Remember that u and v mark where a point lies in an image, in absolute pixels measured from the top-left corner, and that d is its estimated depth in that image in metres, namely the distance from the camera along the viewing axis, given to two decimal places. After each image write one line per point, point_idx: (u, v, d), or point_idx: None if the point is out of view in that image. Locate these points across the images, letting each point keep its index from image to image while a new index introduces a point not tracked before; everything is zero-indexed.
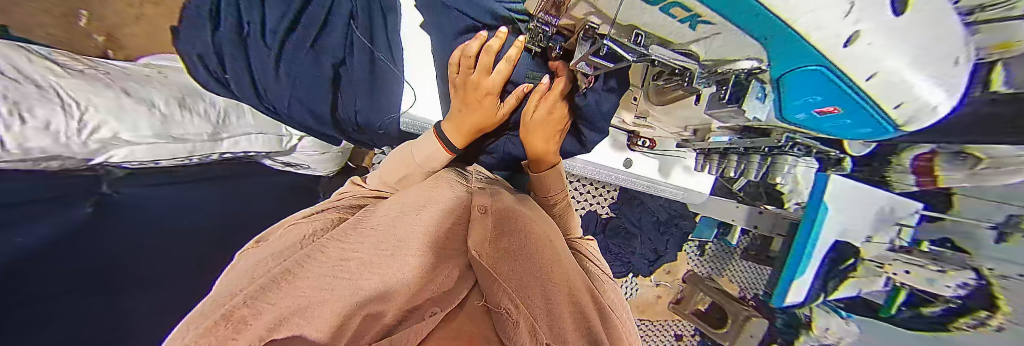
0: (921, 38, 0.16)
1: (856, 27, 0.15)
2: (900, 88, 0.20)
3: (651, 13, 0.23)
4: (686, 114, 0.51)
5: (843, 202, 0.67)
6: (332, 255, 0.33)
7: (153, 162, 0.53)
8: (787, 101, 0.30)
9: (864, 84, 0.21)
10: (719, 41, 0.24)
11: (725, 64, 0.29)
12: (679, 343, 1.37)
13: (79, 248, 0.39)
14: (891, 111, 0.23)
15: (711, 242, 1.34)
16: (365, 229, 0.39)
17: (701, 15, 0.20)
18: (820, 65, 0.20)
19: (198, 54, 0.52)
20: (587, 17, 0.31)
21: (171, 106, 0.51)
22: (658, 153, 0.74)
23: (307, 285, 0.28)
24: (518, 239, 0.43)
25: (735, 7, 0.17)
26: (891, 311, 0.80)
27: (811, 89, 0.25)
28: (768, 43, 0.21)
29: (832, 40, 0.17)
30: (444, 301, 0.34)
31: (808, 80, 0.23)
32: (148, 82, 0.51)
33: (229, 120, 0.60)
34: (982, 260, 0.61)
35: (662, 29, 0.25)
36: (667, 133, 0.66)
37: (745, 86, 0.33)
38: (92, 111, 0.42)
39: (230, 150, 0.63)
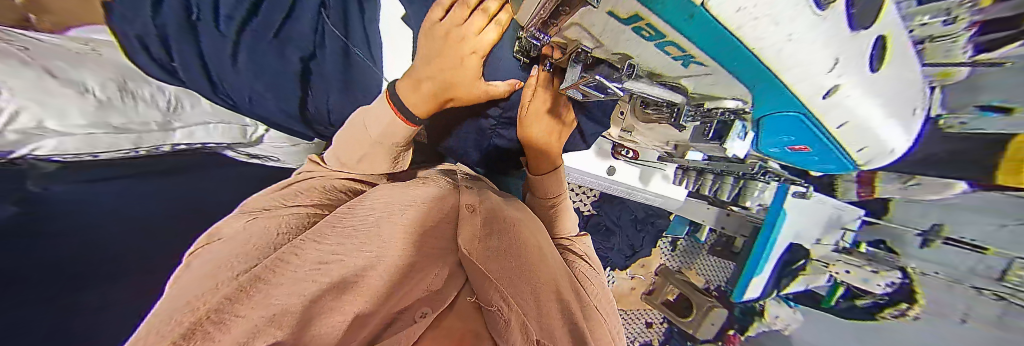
0: (881, 90, 0.18)
1: (838, 81, 0.16)
2: (862, 131, 0.22)
3: (645, 47, 0.22)
4: (668, 132, 0.52)
5: (800, 209, 0.73)
6: (310, 257, 0.30)
7: (92, 154, 0.47)
8: (765, 137, 0.31)
9: (837, 131, 0.22)
10: (709, 80, 0.24)
11: (712, 100, 0.30)
12: (649, 329, 1.48)
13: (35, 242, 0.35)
14: (857, 154, 0.26)
15: (682, 238, 1.43)
16: (344, 229, 0.35)
17: (694, 57, 0.19)
18: (799, 113, 0.21)
19: (138, 36, 0.47)
20: (580, 40, 0.28)
21: (108, 91, 0.49)
22: (640, 162, 0.76)
23: (282, 292, 0.25)
24: (509, 238, 0.43)
25: (728, 58, 0.17)
26: (831, 302, 0.91)
27: (785, 132, 0.26)
28: (750, 91, 0.21)
29: (813, 94, 0.18)
30: (434, 301, 0.33)
31: (782, 126, 0.25)
32: (81, 62, 0.48)
33: (182, 108, 0.59)
34: (908, 259, 0.73)
35: (652, 62, 0.25)
36: (648, 145, 0.66)
37: (727, 126, 0.33)
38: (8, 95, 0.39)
39: (186, 143, 0.60)
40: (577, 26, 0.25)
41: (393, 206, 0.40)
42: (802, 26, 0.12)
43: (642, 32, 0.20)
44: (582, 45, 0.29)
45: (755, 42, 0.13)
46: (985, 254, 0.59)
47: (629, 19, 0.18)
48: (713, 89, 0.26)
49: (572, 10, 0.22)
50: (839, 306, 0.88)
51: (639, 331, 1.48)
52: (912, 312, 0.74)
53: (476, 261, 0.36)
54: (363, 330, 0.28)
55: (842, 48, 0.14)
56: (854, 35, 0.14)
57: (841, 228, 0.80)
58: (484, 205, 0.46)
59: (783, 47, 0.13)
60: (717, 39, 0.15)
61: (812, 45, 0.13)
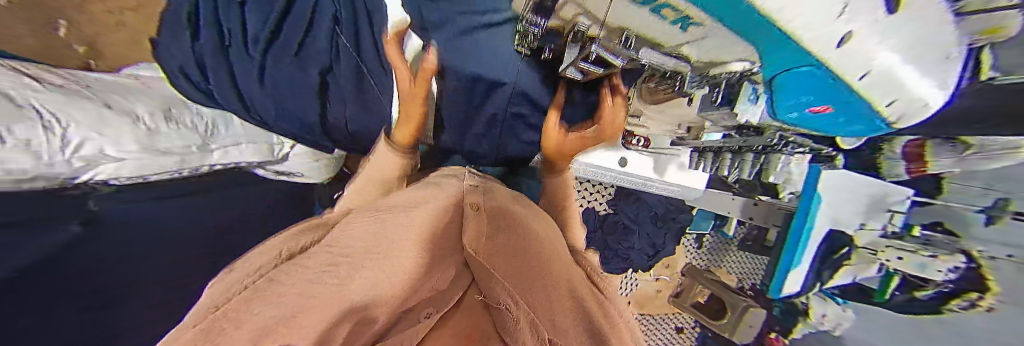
0: (901, 37, 0.22)
1: (851, 28, 0.20)
2: (884, 74, 0.27)
3: (644, 16, 0.26)
4: (679, 111, 0.53)
5: (833, 191, 0.67)
6: (321, 261, 0.30)
7: (142, 177, 0.51)
8: (782, 103, 0.37)
9: (860, 80, 0.28)
10: (710, 42, 0.27)
11: (717, 64, 0.32)
12: (679, 335, 1.39)
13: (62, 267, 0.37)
14: (880, 103, 0.32)
15: (708, 234, 1.35)
16: (354, 234, 0.36)
17: (689, 17, 0.23)
18: (815, 65, 0.26)
19: (180, 66, 0.54)
20: (576, 18, 0.30)
21: (155, 119, 0.50)
22: (652, 150, 0.74)
23: (290, 293, 0.24)
24: (516, 235, 0.40)
25: (733, 13, 0.21)
26: (885, 296, 0.82)
27: (808, 90, 0.32)
28: (755, 48, 0.26)
29: (830, 42, 0.22)
30: (440, 300, 0.29)
31: (802, 82, 0.30)
32: (130, 94, 0.50)
33: (217, 130, 0.61)
34: (972, 242, 0.64)
35: (651, 32, 0.29)
36: (660, 131, 0.66)
37: (736, 88, 0.37)
38: (74, 126, 0.39)
39: (221, 161, 0.61)
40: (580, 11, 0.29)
41: (398, 211, 0.40)
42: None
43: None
44: (579, 24, 0.30)
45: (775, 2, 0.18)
46: None
47: None
48: (715, 51, 0.29)
49: None
50: (893, 300, 0.80)
51: (668, 337, 1.39)
52: (983, 302, 0.63)
53: (482, 256, 0.31)
54: (368, 330, 0.23)
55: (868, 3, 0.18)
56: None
57: (886, 211, 0.73)
58: (489, 206, 0.45)
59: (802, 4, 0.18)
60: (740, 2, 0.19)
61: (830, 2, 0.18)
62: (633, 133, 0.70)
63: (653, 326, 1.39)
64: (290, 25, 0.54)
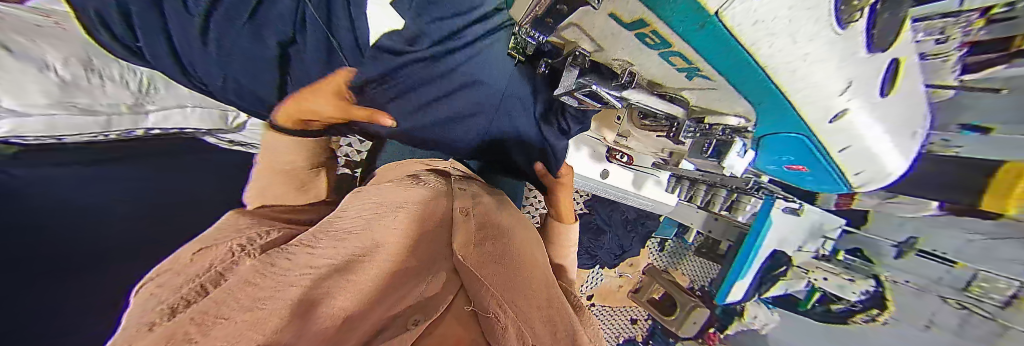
0: (876, 117, 0.23)
1: (846, 105, 0.21)
2: (858, 152, 0.27)
3: (648, 55, 0.24)
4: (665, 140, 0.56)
5: (783, 221, 0.74)
6: (298, 262, 0.26)
7: (56, 137, 0.44)
8: (763, 158, 0.36)
9: (839, 153, 0.28)
10: (713, 94, 0.26)
11: (711, 114, 0.32)
12: (634, 325, 1.52)
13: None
14: (853, 176, 0.32)
15: (670, 239, 1.46)
16: (336, 232, 0.33)
17: (700, 69, 0.22)
18: (802, 134, 0.26)
19: (95, 13, 0.40)
20: (577, 42, 0.29)
21: (72, 70, 0.42)
22: (635, 168, 0.76)
23: (263, 295, 0.19)
24: (505, 246, 0.41)
25: (745, 80, 0.20)
26: (807, 305, 0.94)
27: (788, 152, 0.31)
28: (754, 110, 0.26)
29: (826, 115, 0.22)
30: (429, 307, 0.24)
31: (783, 147, 0.30)
32: (37, 31, 0.40)
33: (154, 91, 0.52)
34: (883, 268, 0.76)
35: (651, 71, 0.27)
36: (644, 151, 0.68)
37: (726, 144, 0.36)
38: None
39: (160, 126, 0.55)
40: (573, 27, 0.26)
41: (384, 208, 0.39)
42: (812, 40, 0.15)
43: (646, 40, 0.21)
44: (580, 48, 0.29)
45: (769, 59, 0.16)
46: (953, 267, 0.64)
47: (635, 24, 0.20)
48: (715, 102, 0.28)
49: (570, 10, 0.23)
50: (814, 310, 0.92)
51: (623, 328, 1.51)
52: (879, 318, 0.78)
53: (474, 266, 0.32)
54: (360, 325, 0.19)
55: (849, 69, 0.18)
56: (865, 55, 0.17)
57: (822, 237, 0.81)
58: (478, 215, 0.45)
59: (800, 64, 0.16)
60: (727, 51, 0.17)
61: (826, 59, 0.16)
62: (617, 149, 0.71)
63: (611, 316, 1.50)
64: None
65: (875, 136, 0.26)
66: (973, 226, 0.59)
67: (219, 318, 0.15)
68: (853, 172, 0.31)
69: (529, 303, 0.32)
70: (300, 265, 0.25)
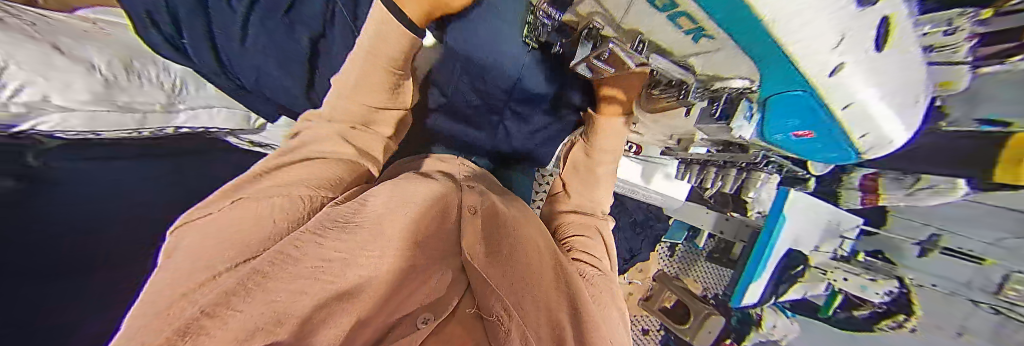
0: (876, 76, 0.22)
1: (843, 60, 0.20)
2: (862, 114, 0.26)
3: (656, 20, 0.26)
4: (673, 124, 0.53)
5: (800, 214, 0.72)
6: (311, 254, 0.24)
7: (93, 133, 0.46)
8: (768, 122, 0.35)
9: (842, 114, 0.27)
10: (717, 57, 0.28)
11: (719, 80, 0.33)
12: (645, 336, 1.46)
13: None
14: (859, 140, 0.31)
15: (681, 243, 1.42)
16: (356, 212, 0.33)
17: (705, 29, 0.23)
18: (806, 90, 0.25)
19: (147, 10, 0.45)
20: (592, 16, 0.32)
21: (114, 69, 0.45)
22: (642, 159, 0.77)
23: (283, 285, 0.20)
24: (509, 238, 0.41)
25: (742, 27, 0.20)
26: (828, 312, 0.89)
27: (791, 112, 0.30)
28: (758, 64, 0.25)
29: (822, 71, 0.21)
30: (437, 308, 0.31)
31: (788, 104, 0.29)
32: (88, 39, 0.45)
33: (185, 89, 0.55)
34: (905, 270, 0.72)
35: (663, 37, 0.29)
36: (652, 140, 0.67)
37: (735, 105, 0.36)
38: (14, 68, 0.36)
39: (189, 125, 0.56)
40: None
41: (395, 199, 0.37)
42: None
43: (656, 2, 0.23)
44: (595, 21, 0.32)
45: (767, 9, 0.17)
46: (981, 266, 0.60)
47: None
48: (720, 67, 0.30)
49: None
50: (835, 316, 0.87)
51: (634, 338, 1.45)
52: (906, 324, 0.74)
53: (481, 266, 0.33)
54: (362, 333, 0.23)
55: (846, 19, 0.17)
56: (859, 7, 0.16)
57: (840, 236, 0.78)
58: (483, 211, 0.45)
59: (792, 12, 0.16)
60: (723, 2, 0.18)
61: (819, 10, 0.16)
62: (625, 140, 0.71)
63: None
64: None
65: (879, 95, 0.24)
66: (1004, 224, 0.54)
67: (229, 308, 0.16)
68: (857, 137, 0.30)
69: (532, 301, 0.34)
70: (310, 257, 0.24)
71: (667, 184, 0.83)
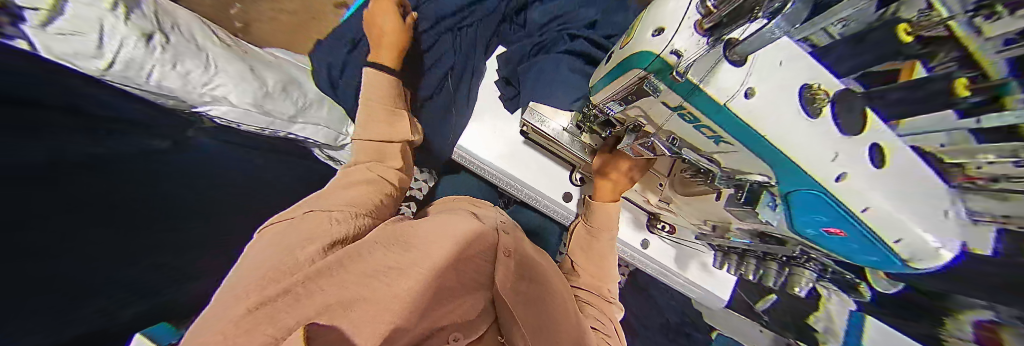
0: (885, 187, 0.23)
1: (843, 169, 0.23)
2: (888, 218, 0.23)
3: (682, 124, 0.30)
4: (708, 208, 0.46)
5: None
6: (371, 260, 0.31)
7: (236, 124, 0.59)
8: (798, 226, 0.31)
9: (864, 217, 0.24)
10: (738, 159, 0.29)
11: (741, 174, 0.32)
12: None
13: (169, 171, 0.45)
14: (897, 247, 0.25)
15: None
16: (404, 239, 0.36)
17: (723, 137, 0.27)
18: (820, 197, 0.24)
19: None
20: (637, 116, 0.37)
21: (275, 87, 0.63)
22: (674, 240, 0.71)
23: (331, 283, 0.27)
24: (529, 283, 0.40)
25: (755, 145, 0.24)
26: None
27: (812, 215, 0.27)
28: (768, 170, 0.27)
29: (828, 179, 0.23)
30: (467, 330, 0.31)
31: (805, 208, 0.27)
32: (267, 67, 0.66)
33: (309, 110, 0.71)
34: None
35: (687, 134, 0.32)
36: (683, 221, 0.59)
37: (757, 194, 0.34)
38: (217, 73, 0.53)
39: (298, 133, 0.72)
40: (637, 108, 0.35)
41: (454, 221, 0.41)
42: (791, 118, 0.22)
43: (684, 115, 0.28)
44: (640, 120, 0.38)
45: (768, 127, 0.22)
46: None
47: (677, 106, 0.28)
48: (740, 164, 0.30)
49: (638, 98, 0.32)
50: None
51: None
52: None
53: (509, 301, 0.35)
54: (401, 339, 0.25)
55: (833, 140, 0.22)
56: (843, 135, 0.22)
57: None
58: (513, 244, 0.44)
59: (794, 135, 0.22)
60: (738, 124, 0.24)
61: (816, 138, 0.22)
62: (659, 218, 0.68)
63: None
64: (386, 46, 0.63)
65: (886, 195, 0.23)
66: None
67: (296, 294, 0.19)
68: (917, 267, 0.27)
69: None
70: (372, 264, 0.31)
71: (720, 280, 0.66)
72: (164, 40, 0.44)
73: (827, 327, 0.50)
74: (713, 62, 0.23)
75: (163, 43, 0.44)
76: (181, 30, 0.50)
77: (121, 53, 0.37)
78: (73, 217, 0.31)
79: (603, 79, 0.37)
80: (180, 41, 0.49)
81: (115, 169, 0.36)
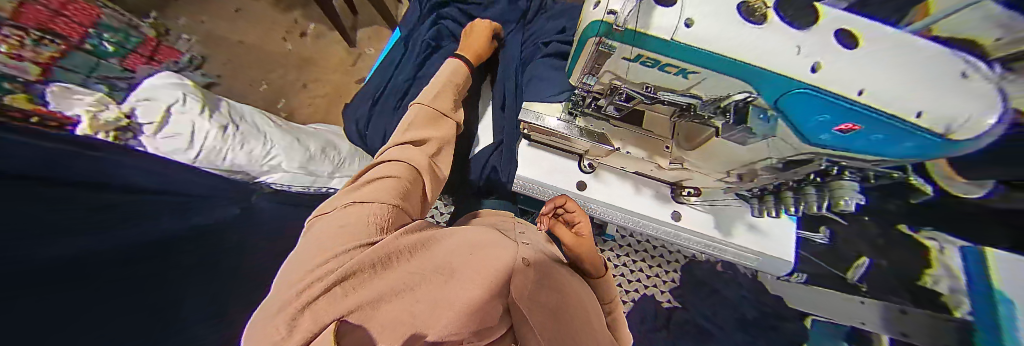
0: (875, 67, 0.23)
1: (813, 59, 0.24)
2: (893, 94, 0.22)
3: (650, 72, 0.33)
4: (729, 152, 0.43)
5: None
6: (401, 268, 0.27)
7: (287, 186, 0.74)
8: (809, 139, 0.30)
9: (864, 101, 0.23)
10: (714, 86, 0.31)
11: (722, 100, 0.32)
12: None
13: (227, 237, 0.52)
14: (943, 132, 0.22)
15: None
16: (427, 246, 0.32)
17: (688, 69, 0.30)
18: (806, 92, 0.25)
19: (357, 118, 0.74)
20: (612, 81, 0.38)
21: (313, 150, 0.79)
22: (708, 204, 0.59)
23: (361, 292, 0.24)
24: (553, 280, 0.35)
25: (715, 64, 0.27)
26: None
27: (814, 116, 0.27)
28: (746, 86, 0.29)
29: (801, 71, 0.25)
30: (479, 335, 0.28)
31: (802, 111, 0.27)
32: (306, 134, 0.83)
33: (344, 164, 0.85)
34: None
35: (658, 81, 0.35)
36: (708, 180, 0.54)
37: (745, 112, 0.32)
38: (261, 147, 0.70)
39: (337, 185, 0.84)
40: (608, 74, 0.37)
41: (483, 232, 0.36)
42: (739, 31, 0.25)
43: (645, 63, 0.32)
44: (617, 82, 0.38)
45: (713, 45, 0.25)
46: None
47: (634, 57, 0.31)
48: (716, 91, 0.32)
49: (602, 65, 0.35)
50: None
51: None
52: None
53: (523, 304, 0.30)
54: None
55: (787, 34, 0.25)
56: (797, 30, 0.25)
57: None
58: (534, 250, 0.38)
59: (742, 45, 0.25)
60: (688, 52, 0.27)
61: (766, 42, 0.25)
62: (681, 185, 0.59)
63: None
64: (393, 91, 0.73)
65: (882, 73, 0.23)
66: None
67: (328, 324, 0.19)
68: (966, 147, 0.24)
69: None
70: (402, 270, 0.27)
71: (782, 224, 0.58)
72: (218, 130, 0.64)
73: (950, 285, 0.53)
74: (643, 11, 0.26)
75: (218, 132, 0.64)
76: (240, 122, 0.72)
77: (205, 145, 0.61)
78: (167, 288, 0.37)
79: (568, 63, 0.42)
80: (237, 129, 0.69)
81: (196, 240, 0.44)
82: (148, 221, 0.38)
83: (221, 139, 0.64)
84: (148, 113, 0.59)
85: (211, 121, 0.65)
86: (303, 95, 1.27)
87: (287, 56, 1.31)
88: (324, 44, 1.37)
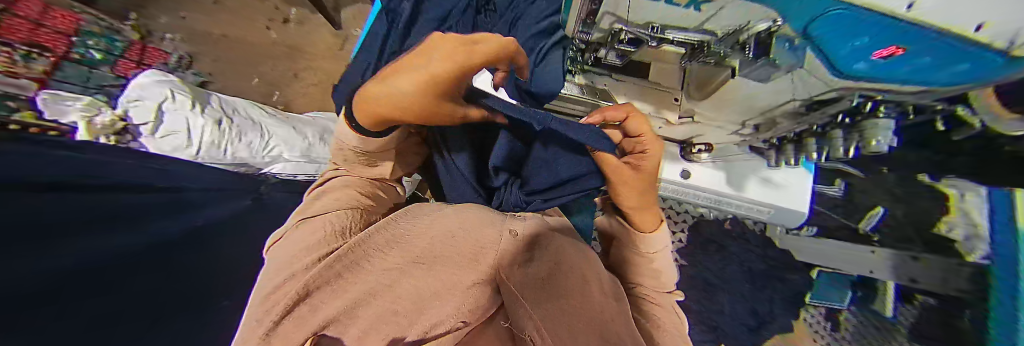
0: None
1: None
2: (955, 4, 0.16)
3: (659, 6, 0.31)
4: (741, 95, 0.42)
5: None
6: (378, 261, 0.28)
7: (292, 175, 0.75)
8: (841, 57, 0.26)
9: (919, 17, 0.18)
10: (729, 14, 0.29)
11: (740, 33, 0.30)
12: None
13: (235, 235, 0.54)
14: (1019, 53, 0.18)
15: None
16: (410, 234, 0.32)
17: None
18: (839, 7, 0.20)
19: None
20: (613, 25, 0.38)
21: (312, 137, 0.79)
22: (720, 160, 0.59)
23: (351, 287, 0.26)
24: (551, 249, 0.34)
25: None
26: None
27: (851, 33, 0.22)
28: (772, 8, 0.25)
29: None
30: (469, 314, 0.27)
31: (837, 29, 0.23)
32: (307, 122, 0.83)
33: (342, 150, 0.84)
34: None
35: (665, 16, 0.33)
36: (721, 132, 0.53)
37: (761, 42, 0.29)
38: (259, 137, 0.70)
39: None
40: (609, 15, 0.37)
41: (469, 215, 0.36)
42: None
43: None
44: (619, 23, 0.37)
45: None
46: None
47: None
48: (729, 21, 0.30)
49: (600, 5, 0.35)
50: None
51: None
52: None
53: (510, 278, 0.27)
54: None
55: None
56: None
57: None
58: (527, 222, 0.37)
59: None
60: None
61: None
62: (692, 142, 0.58)
63: None
64: None
65: None
66: None
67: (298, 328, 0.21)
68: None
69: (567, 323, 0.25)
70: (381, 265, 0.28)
71: (798, 174, 0.56)
72: (212, 127, 0.63)
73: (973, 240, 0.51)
74: None
75: (211, 129, 0.62)
76: (230, 113, 0.69)
77: (203, 141, 0.60)
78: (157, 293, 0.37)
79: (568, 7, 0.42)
80: (231, 121, 0.68)
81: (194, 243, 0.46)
82: (145, 228, 0.40)
83: (215, 135, 0.62)
84: (140, 114, 0.57)
85: (203, 117, 0.63)
86: (297, 85, 1.23)
87: (273, 46, 1.24)
88: (309, 28, 1.29)
